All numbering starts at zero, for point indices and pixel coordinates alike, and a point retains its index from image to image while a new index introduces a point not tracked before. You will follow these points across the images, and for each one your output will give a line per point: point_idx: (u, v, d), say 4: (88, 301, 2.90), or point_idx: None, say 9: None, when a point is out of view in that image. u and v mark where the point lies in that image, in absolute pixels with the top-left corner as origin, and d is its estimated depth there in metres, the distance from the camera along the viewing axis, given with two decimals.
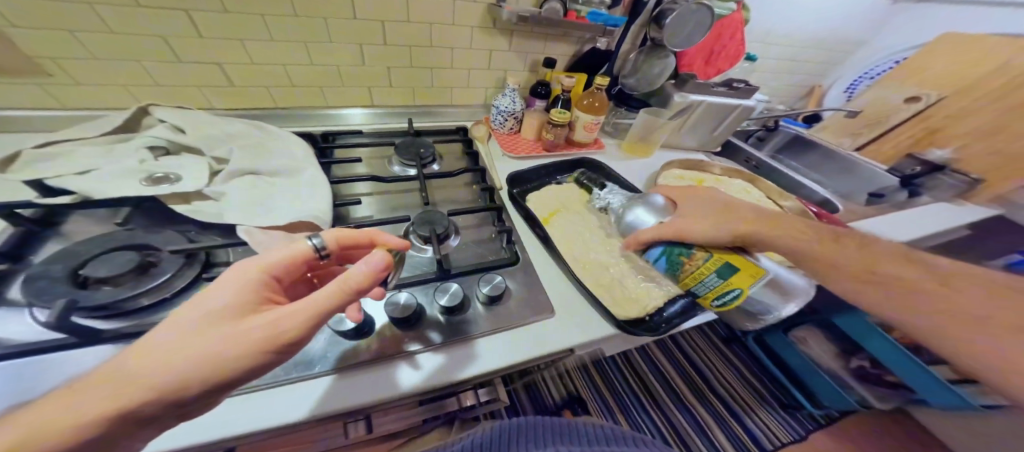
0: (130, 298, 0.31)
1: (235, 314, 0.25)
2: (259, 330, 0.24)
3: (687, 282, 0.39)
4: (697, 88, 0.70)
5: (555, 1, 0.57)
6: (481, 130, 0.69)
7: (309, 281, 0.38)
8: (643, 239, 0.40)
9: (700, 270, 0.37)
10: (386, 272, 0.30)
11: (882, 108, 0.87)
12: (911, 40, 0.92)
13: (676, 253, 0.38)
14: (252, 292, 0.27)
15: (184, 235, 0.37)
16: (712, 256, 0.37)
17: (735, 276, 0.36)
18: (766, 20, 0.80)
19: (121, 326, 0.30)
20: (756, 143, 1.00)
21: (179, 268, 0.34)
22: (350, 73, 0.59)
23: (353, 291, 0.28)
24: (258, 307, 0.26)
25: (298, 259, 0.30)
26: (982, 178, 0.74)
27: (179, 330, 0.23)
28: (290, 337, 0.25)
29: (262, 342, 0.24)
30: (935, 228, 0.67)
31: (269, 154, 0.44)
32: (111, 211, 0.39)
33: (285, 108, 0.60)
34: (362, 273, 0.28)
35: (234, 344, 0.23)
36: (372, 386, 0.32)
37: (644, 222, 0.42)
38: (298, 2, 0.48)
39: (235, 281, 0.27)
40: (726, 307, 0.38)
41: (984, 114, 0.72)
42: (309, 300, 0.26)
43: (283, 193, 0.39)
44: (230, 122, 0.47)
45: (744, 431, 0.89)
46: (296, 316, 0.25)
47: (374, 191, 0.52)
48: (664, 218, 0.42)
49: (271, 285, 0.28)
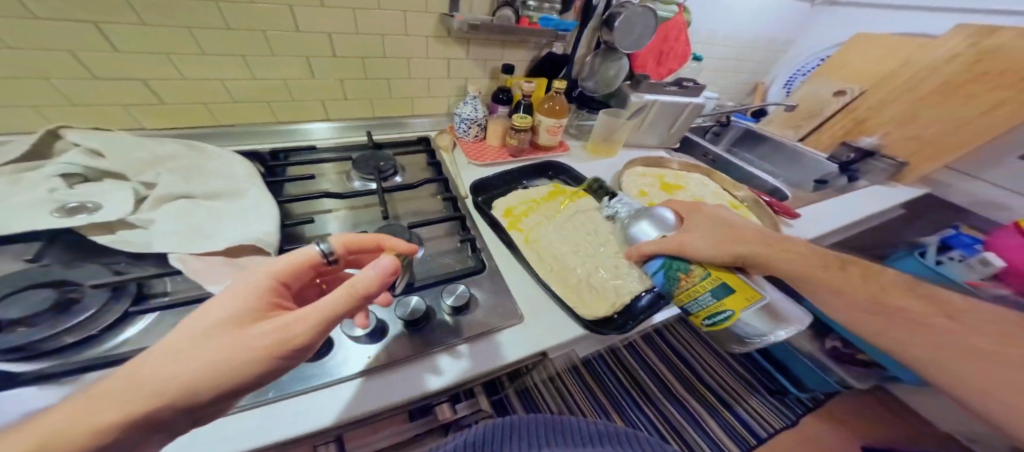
0: (49, 338, 0.27)
1: (241, 321, 0.23)
2: (266, 336, 0.23)
3: (680, 298, 0.37)
4: (650, 87, 0.73)
5: (507, 8, 0.59)
6: (446, 139, 0.69)
7: (318, 286, 0.36)
8: (643, 252, 0.38)
9: (695, 287, 0.35)
10: (393, 276, 0.28)
11: (814, 102, 0.95)
12: (826, 40, 1.02)
13: (676, 267, 0.36)
14: (260, 297, 0.25)
15: (111, 268, 0.34)
16: (710, 275, 0.34)
17: (729, 297, 0.33)
18: (707, 24, 0.85)
19: (41, 367, 0.27)
20: (713, 138, 1.06)
21: (106, 303, 0.31)
22: (299, 86, 0.57)
23: (363, 295, 0.26)
24: (264, 313, 0.25)
25: (304, 265, 0.28)
26: (907, 161, 0.80)
27: (180, 337, 0.21)
28: (298, 343, 0.24)
29: (271, 346, 0.23)
30: (869, 209, 0.73)
31: (206, 177, 0.42)
32: (22, 246, 0.35)
33: (231, 126, 0.57)
34: (370, 278, 0.27)
35: (238, 351, 0.22)
36: (353, 402, 0.31)
37: (646, 236, 0.41)
38: (231, 15, 0.46)
39: (242, 287, 0.25)
40: (715, 328, 0.36)
41: (898, 105, 0.80)
42: (320, 306, 0.25)
43: (223, 216, 0.37)
44: (160, 142, 0.44)
45: (735, 418, 0.93)
46: (306, 321, 0.24)
47: (334, 207, 0.50)
48: (667, 233, 0.40)
49: (279, 290, 0.27)
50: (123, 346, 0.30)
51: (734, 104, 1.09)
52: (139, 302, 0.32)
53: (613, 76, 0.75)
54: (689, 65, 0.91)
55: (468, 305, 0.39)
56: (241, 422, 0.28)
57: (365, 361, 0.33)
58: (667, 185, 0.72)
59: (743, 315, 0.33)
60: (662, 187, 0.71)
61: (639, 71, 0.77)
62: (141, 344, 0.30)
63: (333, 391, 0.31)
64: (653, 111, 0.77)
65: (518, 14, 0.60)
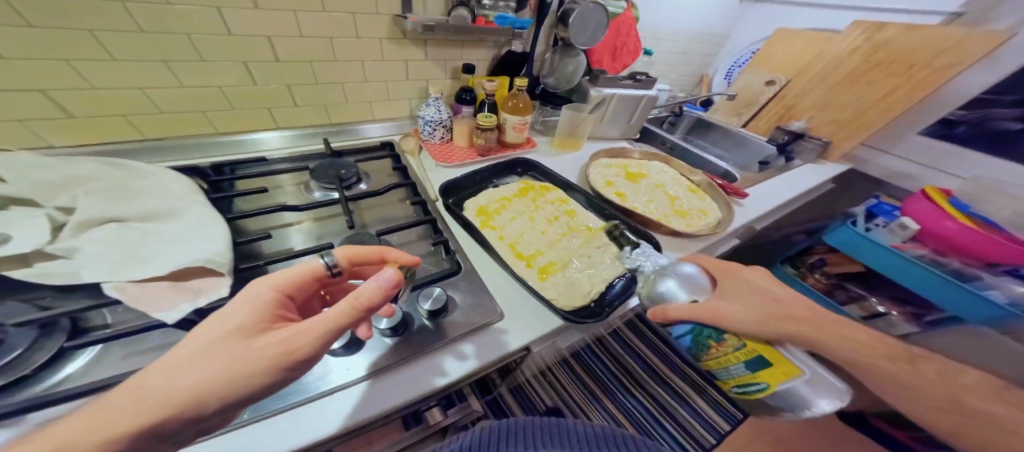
0: None
1: (247, 333, 0.23)
2: (273, 346, 0.23)
3: (711, 361, 0.33)
4: (607, 81, 0.76)
5: (461, 8, 0.59)
6: (411, 143, 0.67)
7: (321, 298, 0.35)
8: (671, 316, 0.33)
9: (726, 355, 0.31)
10: (397, 289, 0.27)
11: (750, 91, 1.04)
12: (756, 35, 1.12)
13: (703, 334, 0.32)
14: (265, 310, 0.25)
15: (32, 303, 0.29)
16: (744, 345, 0.30)
17: (763, 370, 0.29)
18: (652, 20, 0.90)
19: None
20: (670, 127, 1.12)
21: (35, 340, 0.26)
22: (240, 93, 0.53)
23: (365, 308, 0.25)
24: (270, 325, 0.25)
25: (309, 277, 0.28)
26: (831, 140, 0.90)
27: (184, 350, 0.22)
28: (302, 354, 0.23)
29: (276, 358, 0.23)
30: (805, 185, 0.82)
31: (137, 197, 0.37)
32: None
33: (160, 140, 0.52)
34: (374, 289, 0.26)
35: (238, 363, 0.22)
36: (331, 419, 0.29)
37: (675, 297, 0.35)
38: (141, 16, 0.41)
39: (248, 301, 0.25)
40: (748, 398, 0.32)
41: (820, 90, 0.90)
42: (323, 319, 0.25)
43: (165, 239, 0.33)
44: (77, 162, 0.38)
45: (721, 395, 0.97)
46: (308, 333, 0.24)
47: (293, 221, 0.47)
48: (698, 298, 0.35)
49: (284, 303, 0.27)
50: (66, 384, 0.26)
51: (684, 95, 1.16)
52: (78, 336, 0.28)
53: (574, 72, 0.78)
54: (641, 60, 0.96)
55: (446, 307, 0.38)
56: (225, 443, 0.26)
57: (351, 371, 0.32)
58: (631, 175, 0.75)
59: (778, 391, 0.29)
60: (626, 177, 0.74)
61: (597, 66, 0.80)
62: (88, 378, 0.26)
63: (334, 400, 0.30)
64: (612, 104, 0.80)
65: (473, 14, 0.60)
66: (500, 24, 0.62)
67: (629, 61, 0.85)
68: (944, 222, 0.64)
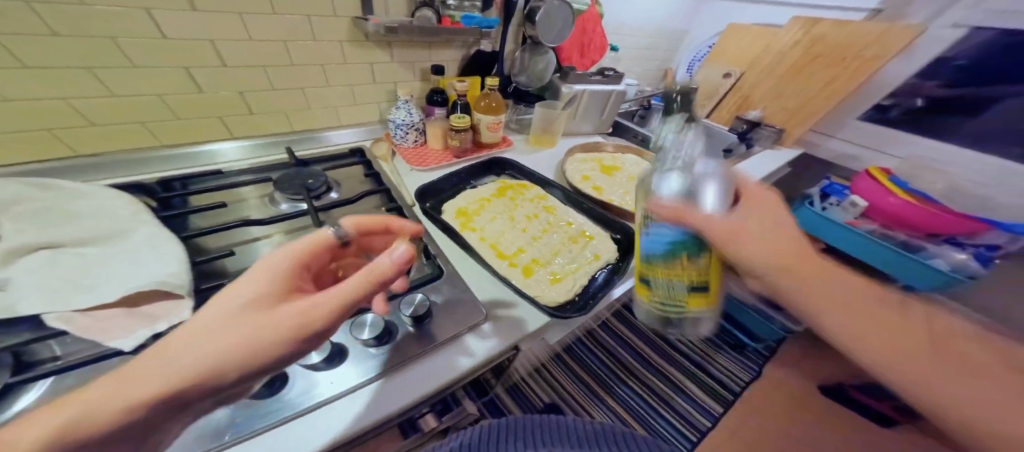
0: None
1: (267, 302, 0.23)
2: (291, 319, 0.22)
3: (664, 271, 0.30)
4: (577, 78, 0.78)
5: (426, 9, 0.58)
6: (383, 148, 0.65)
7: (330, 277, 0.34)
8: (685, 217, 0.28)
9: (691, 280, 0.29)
10: (408, 263, 0.27)
11: (710, 84, 1.08)
12: (712, 30, 1.18)
13: (688, 245, 0.28)
14: (282, 280, 0.24)
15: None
16: (706, 265, 0.29)
17: (699, 292, 0.30)
18: (615, 17, 0.93)
19: None
20: (640, 120, 1.16)
21: None
22: (186, 102, 0.49)
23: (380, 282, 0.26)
24: (287, 295, 0.24)
25: (323, 245, 0.28)
26: (785, 127, 0.97)
27: (208, 320, 0.21)
28: (316, 328, 0.23)
29: (293, 331, 0.22)
30: (767, 170, 0.87)
31: (75, 220, 0.34)
32: None
33: (97, 156, 0.47)
34: (387, 263, 0.26)
35: (260, 332, 0.21)
36: (315, 436, 0.27)
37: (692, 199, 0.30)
38: (58, 20, 0.37)
39: (265, 270, 0.24)
40: (653, 309, 0.33)
41: (772, 80, 0.96)
42: (336, 293, 0.24)
43: (112, 262, 0.31)
44: (1, 184, 0.35)
45: (710, 377, 1.01)
46: (323, 305, 0.23)
47: (260, 236, 0.44)
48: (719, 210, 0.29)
49: (300, 273, 0.26)
50: None
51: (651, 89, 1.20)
52: (22, 372, 0.24)
53: (543, 70, 0.79)
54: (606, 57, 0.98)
55: (430, 312, 0.37)
56: None
57: (335, 384, 0.30)
58: (607, 169, 0.76)
59: (693, 311, 0.30)
60: (601, 171, 0.75)
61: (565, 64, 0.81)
62: None
63: (320, 416, 0.28)
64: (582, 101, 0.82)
65: (438, 15, 0.60)
66: (467, 24, 0.61)
67: (595, 58, 0.88)
68: (889, 199, 0.69)
